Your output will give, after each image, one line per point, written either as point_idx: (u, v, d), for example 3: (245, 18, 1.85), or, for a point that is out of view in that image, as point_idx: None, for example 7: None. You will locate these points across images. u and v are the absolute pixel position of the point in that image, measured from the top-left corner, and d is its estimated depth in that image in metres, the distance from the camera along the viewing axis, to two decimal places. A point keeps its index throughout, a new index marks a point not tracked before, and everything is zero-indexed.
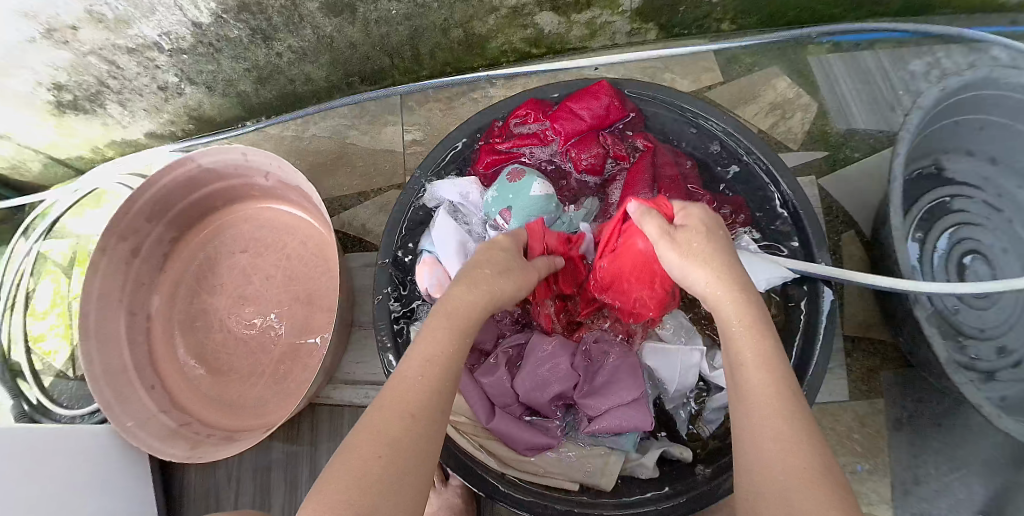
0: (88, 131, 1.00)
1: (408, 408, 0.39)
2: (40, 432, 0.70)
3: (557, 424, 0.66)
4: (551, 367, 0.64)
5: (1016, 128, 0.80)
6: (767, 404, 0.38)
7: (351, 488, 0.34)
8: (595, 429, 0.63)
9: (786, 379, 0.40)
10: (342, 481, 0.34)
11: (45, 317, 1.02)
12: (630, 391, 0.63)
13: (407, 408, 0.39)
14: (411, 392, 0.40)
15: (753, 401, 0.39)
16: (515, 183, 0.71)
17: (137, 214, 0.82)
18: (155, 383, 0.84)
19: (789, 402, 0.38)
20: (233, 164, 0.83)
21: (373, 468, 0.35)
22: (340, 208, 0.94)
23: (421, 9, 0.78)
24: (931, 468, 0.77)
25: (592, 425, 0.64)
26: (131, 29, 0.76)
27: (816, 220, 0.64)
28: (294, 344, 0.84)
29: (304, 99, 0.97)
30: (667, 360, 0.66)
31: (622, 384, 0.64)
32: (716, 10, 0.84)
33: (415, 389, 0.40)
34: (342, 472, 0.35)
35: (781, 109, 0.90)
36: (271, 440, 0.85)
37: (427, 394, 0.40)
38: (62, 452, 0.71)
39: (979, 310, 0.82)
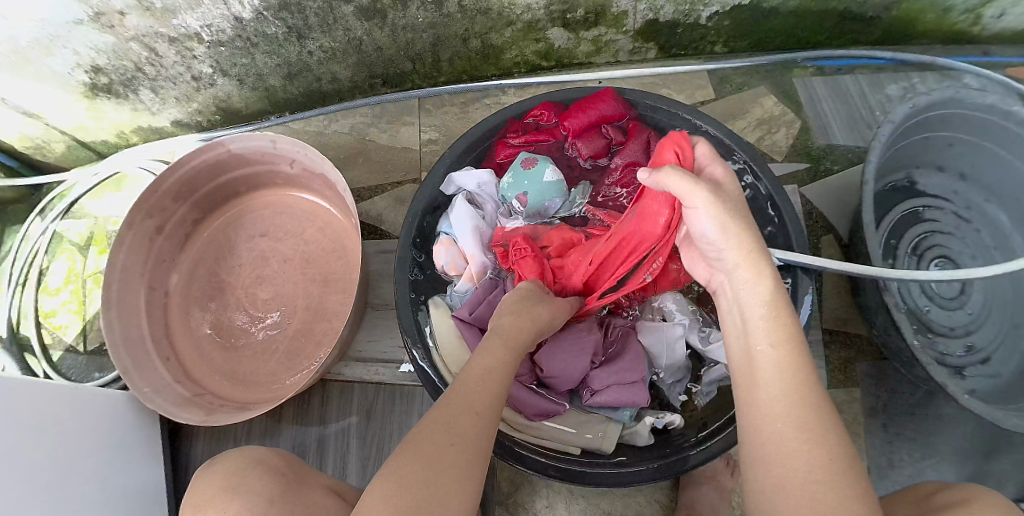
0: (117, 116, 1.04)
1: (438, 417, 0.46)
2: (60, 386, 0.73)
3: (562, 393, 0.71)
4: (564, 345, 0.71)
5: (982, 145, 0.91)
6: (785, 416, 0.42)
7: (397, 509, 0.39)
8: (597, 402, 0.69)
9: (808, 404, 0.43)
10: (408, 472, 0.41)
11: (57, 294, 1.05)
12: (632, 373, 0.69)
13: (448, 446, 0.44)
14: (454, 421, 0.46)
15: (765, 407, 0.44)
16: (530, 169, 0.79)
17: (165, 193, 0.87)
18: (170, 355, 0.88)
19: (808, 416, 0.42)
20: (261, 151, 0.89)
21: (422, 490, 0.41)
22: (356, 198, 0.97)
23: (445, 19, 0.86)
24: (903, 454, 0.84)
25: (594, 398, 0.70)
26: (175, 19, 0.83)
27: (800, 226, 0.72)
28: (307, 323, 0.88)
29: (327, 97, 1.03)
30: (659, 336, 0.72)
31: (625, 365, 0.70)
32: (710, 33, 0.94)
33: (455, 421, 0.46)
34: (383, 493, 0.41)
35: (767, 124, 0.98)
36: (280, 416, 0.87)
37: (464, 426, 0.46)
38: (76, 409, 0.74)
39: (949, 310, 0.90)
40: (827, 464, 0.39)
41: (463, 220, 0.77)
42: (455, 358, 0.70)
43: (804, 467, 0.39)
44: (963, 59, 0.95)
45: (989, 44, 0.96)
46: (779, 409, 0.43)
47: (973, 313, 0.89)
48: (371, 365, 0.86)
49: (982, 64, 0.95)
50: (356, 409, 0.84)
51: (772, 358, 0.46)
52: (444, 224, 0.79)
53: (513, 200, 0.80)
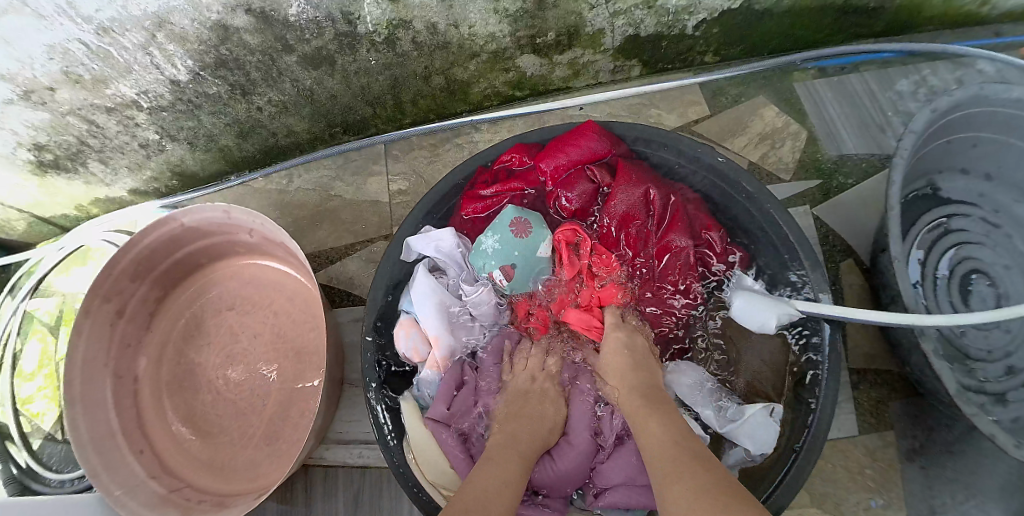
0: (72, 190, 0.98)
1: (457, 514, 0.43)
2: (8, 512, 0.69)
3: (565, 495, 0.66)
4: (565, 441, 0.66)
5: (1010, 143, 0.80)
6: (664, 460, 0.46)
7: None
8: (602, 505, 0.64)
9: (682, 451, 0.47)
10: None
11: (33, 378, 1.01)
12: (644, 475, 0.63)
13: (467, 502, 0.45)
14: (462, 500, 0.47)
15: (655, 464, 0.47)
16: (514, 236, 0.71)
17: (120, 275, 0.80)
18: (144, 447, 0.83)
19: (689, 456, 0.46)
20: (216, 223, 0.82)
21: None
22: (327, 262, 0.89)
23: (401, 58, 0.78)
24: (946, 499, 0.75)
25: (599, 500, 0.65)
26: (109, 89, 0.76)
27: (819, 268, 0.65)
28: (285, 405, 0.82)
29: (287, 151, 0.95)
30: None
31: (634, 465, 0.64)
32: (699, 43, 0.84)
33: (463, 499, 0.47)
34: None
35: (770, 139, 0.89)
36: (265, 505, 0.81)
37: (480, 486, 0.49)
38: None
39: (985, 331, 0.81)
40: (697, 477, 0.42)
41: (423, 297, 0.70)
42: (431, 465, 0.64)
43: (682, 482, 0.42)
44: (975, 43, 0.86)
45: (1000, 24, 0.87)
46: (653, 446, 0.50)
47: (1012, 332, 0.79)
48: (355, 447, 0.80)
49: (993, 47, 0.85)
50: (343, 496, 0.78)
51: (642, 425, 0.54)
52: (405, 301, 0.73)
53: (496, 270, 0.71)
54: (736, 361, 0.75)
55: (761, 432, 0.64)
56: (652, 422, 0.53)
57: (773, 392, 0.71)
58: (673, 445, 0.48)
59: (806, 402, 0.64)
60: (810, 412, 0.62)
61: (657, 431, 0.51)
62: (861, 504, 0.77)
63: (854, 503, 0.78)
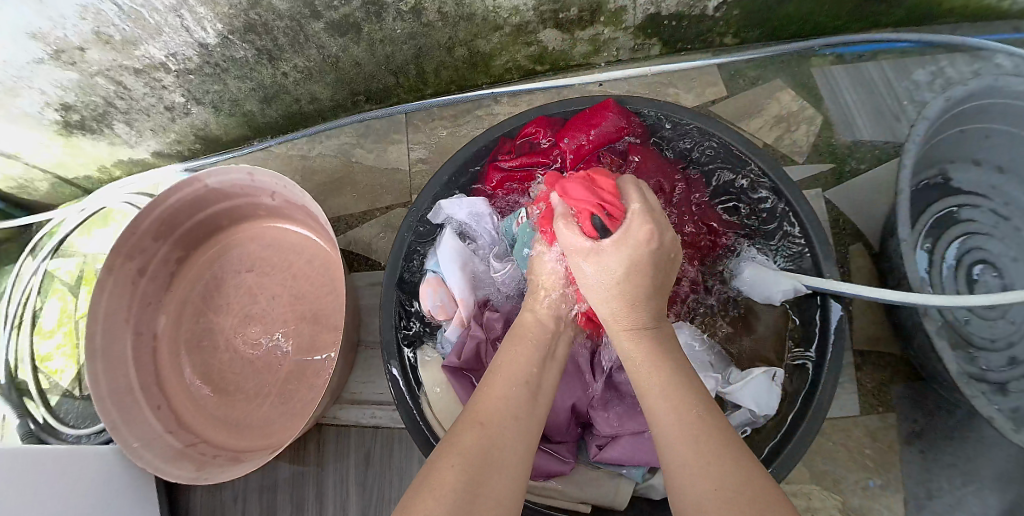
0: (96, 152, 1.00)
1: (479, 421, 0.43)
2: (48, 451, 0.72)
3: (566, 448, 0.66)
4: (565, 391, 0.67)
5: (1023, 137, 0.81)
6: (680, 428, 0.42)
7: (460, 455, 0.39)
8: (603, 457, 0.64)
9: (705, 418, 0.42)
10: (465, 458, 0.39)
11: (52, 336, 1.03)
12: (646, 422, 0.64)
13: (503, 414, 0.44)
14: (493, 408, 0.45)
15: (668, 429, 0.43)
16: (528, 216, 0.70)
17: (144, 233, 0.82)
18: (162, 403, 0.85)
19: (707, 421, 0.42)
20: (238, 185, 0.84)
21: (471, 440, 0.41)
22: (345, 227, 0.91)
23: (425, 28, 0.79)
24: (942, 481, 0.77)
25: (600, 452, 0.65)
26: (139, 50, 0.77)
27: (823, 233, 0.67)
28: (299, 365, 0.84)
29: (309, 118, 0.96)
30: None
31: (637, 415, 0.65)
32: (719, 24, 0.85)
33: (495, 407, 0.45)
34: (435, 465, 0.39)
35: (785, 122, 0.90)
36: (277, 461, 0.83)
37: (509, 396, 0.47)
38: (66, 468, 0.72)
39: (990, 321, 0.82)
40: (725, 467, 0.38)
41: (449, 257, 0.72)
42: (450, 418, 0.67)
43: (700, 468, 0.38)
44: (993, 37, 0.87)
45: (1019, 20, 0.88)
46: (673, 398, 0.45)
47: (1016, 323, 0.81)
48: (367, 408, 0.82)
49: (1012, 42, 0.86)
50: (353, 454, 0.80)
51: (643, 369, 0.49)
52: (431, 261, 0.74)
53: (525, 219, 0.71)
54: (738, 328, 0.77)
55: (766, 394, 0.66)
56: (657, 372, 0.48)
57: (773, 358, 0.74)
58: (682, 404, 0.44)
59: (813, 369, 0.67)
60: (815, 378, 0.65)
61: (663, 387, 0.46)
62: (859, 483, 0.79)
63: (852, 482, 0.79)
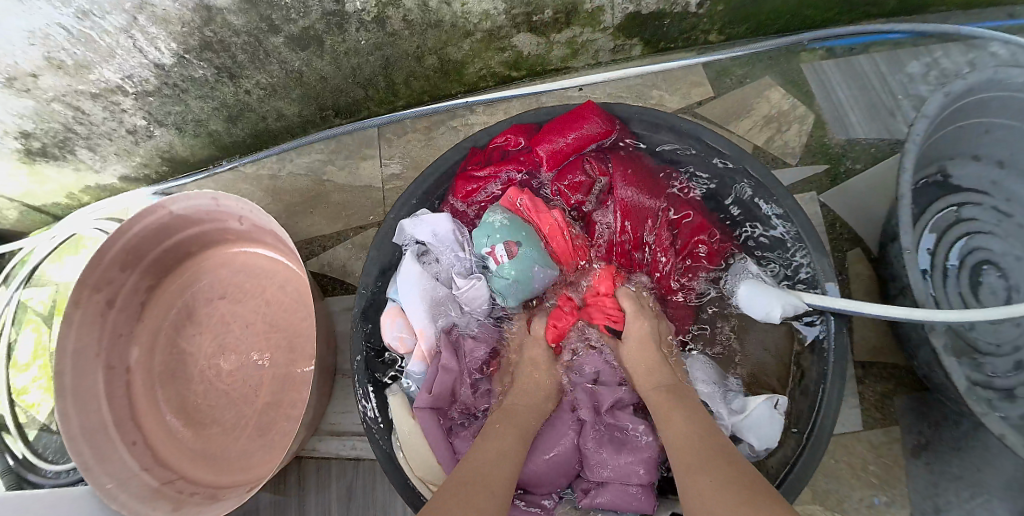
0: (61, 178, 0.97)
1: (468, 477, 0.48)
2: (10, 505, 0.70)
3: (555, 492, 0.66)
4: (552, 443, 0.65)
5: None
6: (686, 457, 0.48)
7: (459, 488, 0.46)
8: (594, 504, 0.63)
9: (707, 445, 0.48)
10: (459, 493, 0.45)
11: (27, 369, 0.99)
12: (637, 470, 0.62)
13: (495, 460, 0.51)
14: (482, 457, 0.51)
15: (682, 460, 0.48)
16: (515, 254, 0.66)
17: (109, 265, 0.79)
18: (137, 439, 0.82)
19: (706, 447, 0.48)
20: (204, 210, 0.80)
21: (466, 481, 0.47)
22: (319, 249, 0.88)
23: (392, 38, 0.75)
24: (951, 496, 0.74)
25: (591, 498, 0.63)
26: (93, 74, 0.73)
27: (815, 235, 0.64)
28: (276, 396, 0.80)
29: (277, 135, 0.93)
30: None
31: (629, 462, 0.63)
32: (702, 21, 0.81)
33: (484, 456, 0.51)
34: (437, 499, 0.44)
35: (775, 122, 0.85)
36: (259, 498, 0.80)
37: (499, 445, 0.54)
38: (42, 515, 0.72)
39: (995, 325, 0.78)
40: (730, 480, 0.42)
41: (408, 285, 0.69)
42: (418, 458, 0.65)
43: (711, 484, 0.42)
44: (988, 25, 0.83)
45: (1015, 6, 0.84)
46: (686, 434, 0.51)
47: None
48: (348, 439, 0.78)
49: (1007, 30, 0.83)
50: (336, 488, 0.77)
51: (660, 414, 0.57)
52: (391, 289, 0.71)
53: (500, 244, 0.66)
54: (737, 353, 0.75)
55: (767, 429, 0.64)
56: (674, 416, 0.55)
57: (775, 387, 0.72)
58: (697, 443, 0.49)
59: (813, 405, 0.64)
60: (813, 415, 0.62)
61: (681, 430, 0.52)
62: (864, 500, 0.76)
63: (857, 499, 0.76)
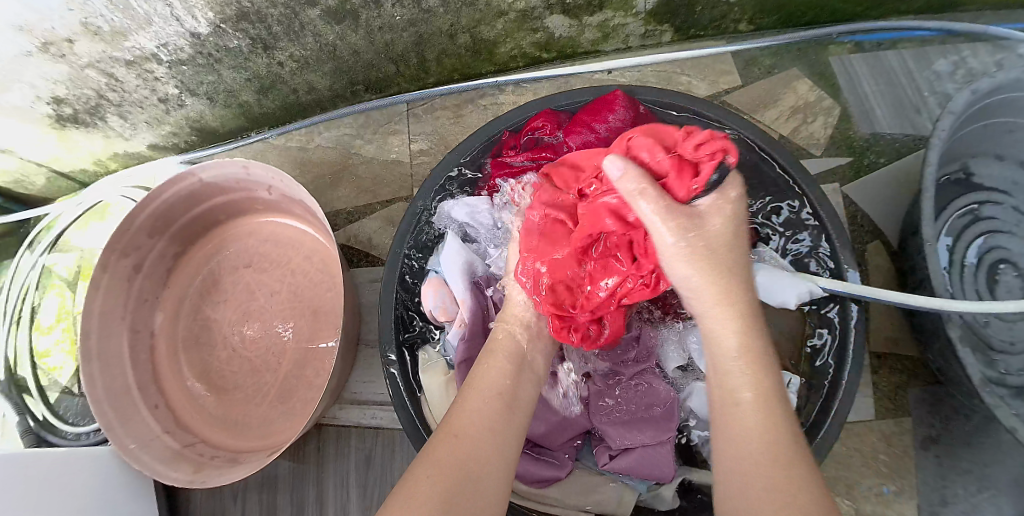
0: (91, 145, 0.98)
1: (450, 434, 0.46)
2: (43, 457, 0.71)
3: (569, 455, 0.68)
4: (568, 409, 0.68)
5: None
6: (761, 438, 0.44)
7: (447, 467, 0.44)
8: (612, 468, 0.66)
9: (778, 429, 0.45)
10: (447, 468, 0.43)
11: (50, 332, 1.01)
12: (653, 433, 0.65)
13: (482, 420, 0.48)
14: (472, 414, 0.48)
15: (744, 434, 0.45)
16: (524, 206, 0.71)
17: (138, 230, 0.80)
18: (159, 402, 0.84)
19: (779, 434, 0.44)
20: (233, 178, 0.81)
21: (451, 454, 0.44)
22: (346, 221, 0.89)
23: (426, 15, 0.75)
24: (959, 489, 0.74)
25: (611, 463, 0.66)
26: (128, 41, 0.74)
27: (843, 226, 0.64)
28: (297, 364, 0.82)
29: (306, 108, 0.94)
30: None
31: (646, 426, 0.66)
32: (734, 10, 0.81)
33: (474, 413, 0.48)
34: (425, 472, 0.43)
35: (802, 113, 0.86)
36: (277, 463, 0.81)
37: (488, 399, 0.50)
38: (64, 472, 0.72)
39: (1011, 323, 0.79)
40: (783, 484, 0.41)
41: (452, 258, 0.71)
42: None
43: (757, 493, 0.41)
44: (1018, 27, 0.83)
45: None
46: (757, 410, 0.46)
47: None
48: (368, 409, 0.80)
49: None
50: (354, 455, 0.78)
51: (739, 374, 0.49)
52: (435, 262, 0.74)
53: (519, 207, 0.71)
54: None
55: None
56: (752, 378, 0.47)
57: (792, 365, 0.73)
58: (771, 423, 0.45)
59: (829, 387, 0.65)
60: (834, 391, 0.63)
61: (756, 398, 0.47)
62: (874, 489, 0.77)
63: (867, 488, 0.77)
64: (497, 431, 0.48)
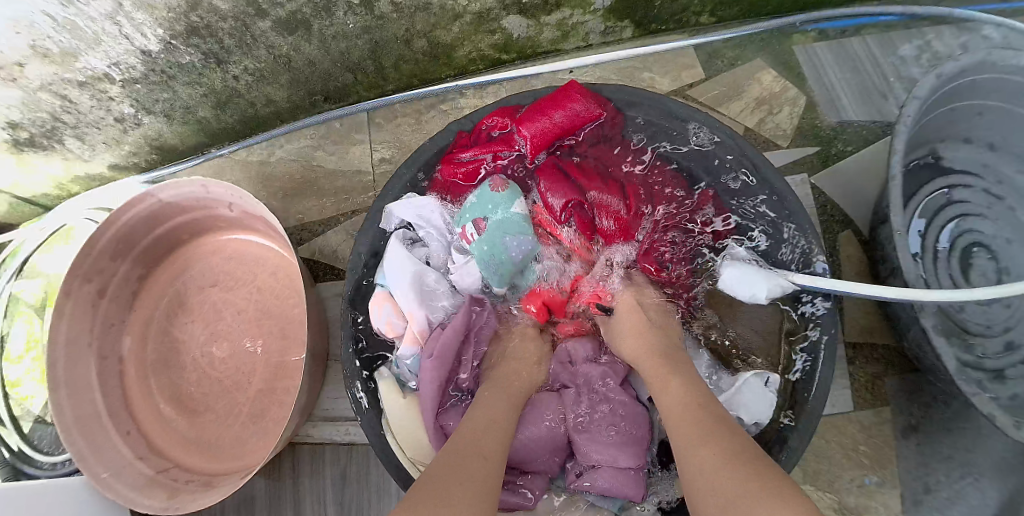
0: (49, 168, 0.96)
1: (447, 456, 0.46)
2: None
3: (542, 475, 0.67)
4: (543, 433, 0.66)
5: (1017, 113, 0.77)
6: (688, 426, 0.47)
7: (443, 475, 0.43)
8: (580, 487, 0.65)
9: (703, 415, 0.48)
10: (444, 481, 0.42)
11: (20, 361, 0.99)
12: (629, 458, 0.64)
13: (475, 444, 0.48)
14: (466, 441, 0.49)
15: (679, 434, 0.47)
16: (498, 192, 0.71)
17: (100, 254, 0.78)
18: (131, 428, 0.82)
19: (700, 418, 0.47)
20: (194, 197, 0.80)
21: (446, 468, 0.44)
22: (310, 235, 0.88)
23: (380, 21, 0.74)
24: (940, 476, 0.74)
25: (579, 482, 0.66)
26: (80, 62, 0.72)
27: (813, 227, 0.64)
28: (269, 382, 0.80)
29: (267, 121, 0.92)
30: None
31: (622, 450, 0.64)
32: (693, 3, 0.80)
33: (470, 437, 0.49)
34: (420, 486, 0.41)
35: (767, 104, 0.85)
36: (254, 483, 0.80)
37: (483, 426, 0.52)
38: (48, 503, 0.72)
39: (986, 307, 0.78)
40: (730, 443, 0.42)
41: (399, 269, 0.70)
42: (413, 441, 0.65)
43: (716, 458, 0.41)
44: (979, 8, 0.83)
45: None
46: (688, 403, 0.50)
47: (1013, 308, 0.77)
48: (342, 425, 0.79)
49: (996, 13, 0.83)
50: (330, 473, 0.77)
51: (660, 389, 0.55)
52: (379, 275, 0.71)
53: (468, 224, 0.71)
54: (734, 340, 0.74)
55: (755, 406, 0.64)
56: (673, 384, 0.54)
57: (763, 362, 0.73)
58: (696, 411, 0.48)
59: (804, 383, 0.64)
60: (809, 389, 0.63)
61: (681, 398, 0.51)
62: (855, 481, 0.76)
63: (848, 480, 0.76)
64: (492, 456, 0.48)
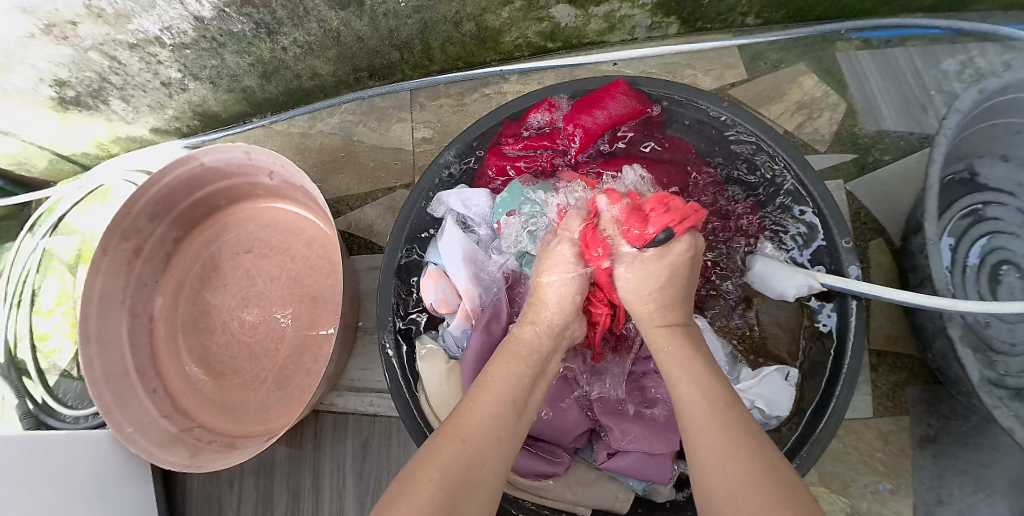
0: (92, 127, 0.98)
1: (451, 447, 0.42)
2: (50, 437, 0.71)
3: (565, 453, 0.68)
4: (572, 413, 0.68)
5: None
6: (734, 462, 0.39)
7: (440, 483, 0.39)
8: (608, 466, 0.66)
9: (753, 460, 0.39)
10: (438, 482, 0.39)
11: (50, 315, 1.00)
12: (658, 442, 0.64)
13: (477, 431, 0.44)
14: (473, 426, 0.45)
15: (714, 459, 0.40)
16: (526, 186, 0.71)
17: (139, 213, 0.79)
18: (157, 386, 0.84)
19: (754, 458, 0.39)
20: (235, 163, 0.81)
21: (440, 470, 0.40)
22: (346, 208, 0.89)
23: (431, 2, 0.74)
24: (954, 489, 0.74)
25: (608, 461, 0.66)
26: (131, 24, 0.74)
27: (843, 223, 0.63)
28: (296, 349, 0.82)
29: (311, 94, 0.93)
30: None
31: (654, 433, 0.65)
32: (741, 4, 0.80)
33: (478, 424, 0.45)
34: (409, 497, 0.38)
35: (807, 108, 0.86)
36: (274, 447, 0.81)
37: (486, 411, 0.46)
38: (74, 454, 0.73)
39: (1012, 325, 0.78)
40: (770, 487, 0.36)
41: (452, 249, 0.72)
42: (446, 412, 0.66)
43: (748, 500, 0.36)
44: None
45: None
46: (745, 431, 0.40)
47: None
48: (366, 396, 0.80)
49: None
50: (351, 442, 0.78)
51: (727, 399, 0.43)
52: (432, 252, 0.74)
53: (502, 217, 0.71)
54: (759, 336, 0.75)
55: (774, 396, 0.66)
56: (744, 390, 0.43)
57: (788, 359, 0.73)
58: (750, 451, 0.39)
59: (827, 380, 0.65)
60: (831, 386, 0.63)
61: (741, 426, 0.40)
62: (869, 487, 0.77)
63: (863, 485, 0.77)
64: (497, 441, 0.44)
